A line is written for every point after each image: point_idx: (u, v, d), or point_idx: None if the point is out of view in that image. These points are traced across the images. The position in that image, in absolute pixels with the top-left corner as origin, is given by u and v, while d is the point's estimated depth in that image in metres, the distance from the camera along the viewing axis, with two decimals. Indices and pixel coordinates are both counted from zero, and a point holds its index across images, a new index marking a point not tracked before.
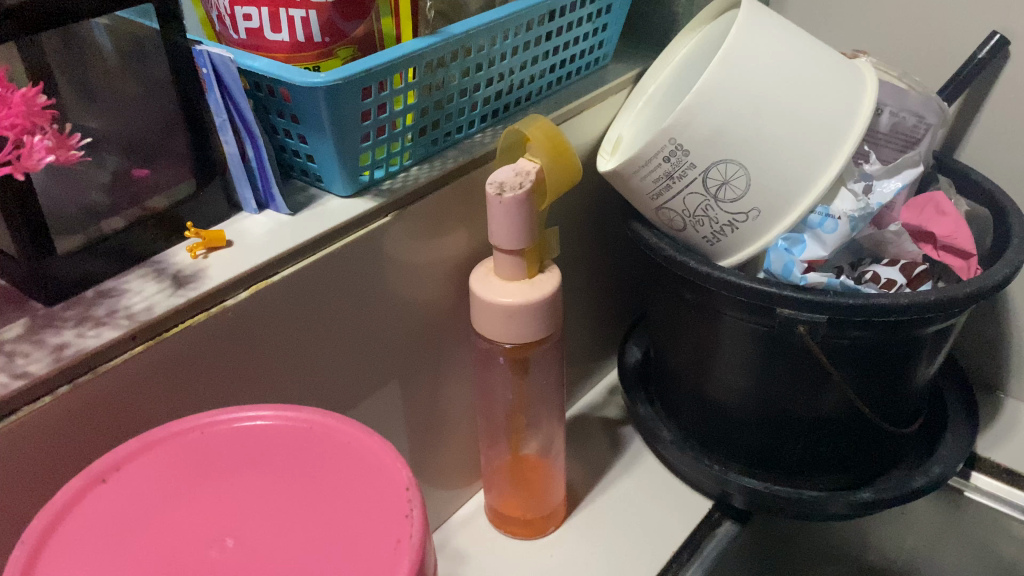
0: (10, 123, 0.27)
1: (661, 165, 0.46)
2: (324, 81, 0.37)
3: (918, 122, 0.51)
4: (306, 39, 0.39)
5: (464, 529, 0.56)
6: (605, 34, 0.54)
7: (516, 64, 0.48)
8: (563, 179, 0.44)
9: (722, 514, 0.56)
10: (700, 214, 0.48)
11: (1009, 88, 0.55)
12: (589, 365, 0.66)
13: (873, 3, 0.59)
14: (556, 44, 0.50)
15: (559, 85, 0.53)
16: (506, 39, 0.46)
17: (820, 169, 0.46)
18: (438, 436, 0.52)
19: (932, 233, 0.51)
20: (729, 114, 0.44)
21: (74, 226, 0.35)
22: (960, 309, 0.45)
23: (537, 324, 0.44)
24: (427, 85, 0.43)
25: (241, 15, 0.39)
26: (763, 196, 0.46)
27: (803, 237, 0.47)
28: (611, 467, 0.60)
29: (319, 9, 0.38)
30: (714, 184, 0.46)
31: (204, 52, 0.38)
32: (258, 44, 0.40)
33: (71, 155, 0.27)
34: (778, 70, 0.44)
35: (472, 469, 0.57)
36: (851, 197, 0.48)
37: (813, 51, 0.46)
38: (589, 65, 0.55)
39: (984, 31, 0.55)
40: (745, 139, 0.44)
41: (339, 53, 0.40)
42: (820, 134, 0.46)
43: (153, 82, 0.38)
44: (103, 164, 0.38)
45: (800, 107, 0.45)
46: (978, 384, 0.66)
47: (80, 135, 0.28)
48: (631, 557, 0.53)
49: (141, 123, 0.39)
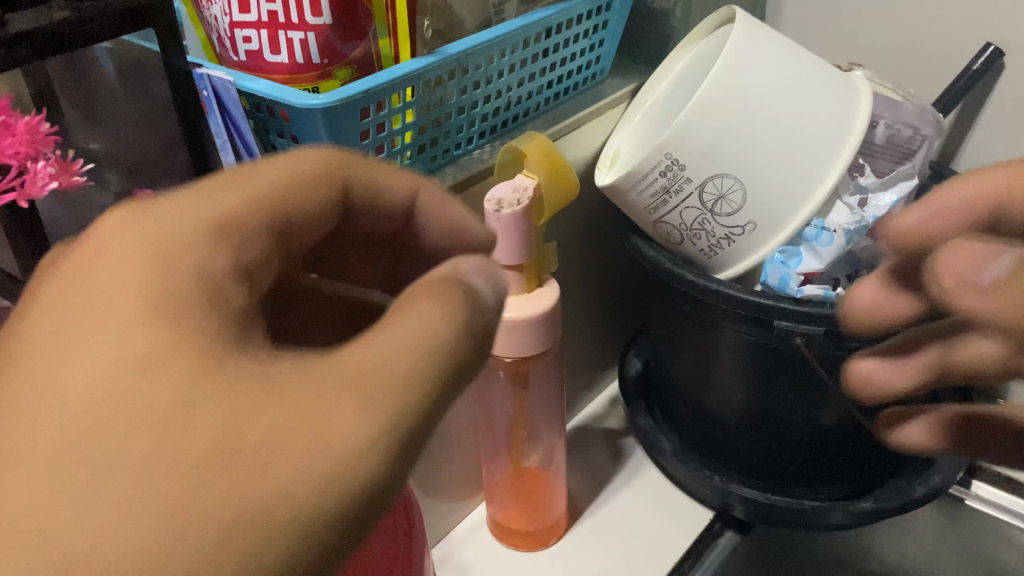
0: (14, 151, 0.27)
1: (657, 179, 0.46)
2: (322, 103, 0.37)
3: (913, 133, 0.51)
4: (305, 61, 0.39)
5: (466, 542, 0.56)
6: (602, 50, 0.55)
7: (514, 81, 0.48)
8: (559, 195, 0.45)
9: (724, 525, 0.56)
10: (697, 228, 0.48)
11: (1004, 100, 0.55)
12: (589, 377, 0.66)
13: (868, 16, 0.59)
14: (553, 60, 0.50)
15: (557, 101, 0.54)
16: (503, 57, 0.46)
17: (815, 182, 0.47)
18: (439, 450, 0.52)
19: None
20: (725, 129, 0.44)
21: None
22: None
23: (536, 338, 0.45)
24: (426, 104, 0.43)
25: (241, 37, 0.39)
26: (759, 210, 0.46)
27: (799, 250, 0.49)
28: (613, 479, 0.61)
29: (317, 31, 0.38)
30: (710, 198, 0.46)
31: (204, 76, 0.39)
32: (258, 65, 0.40)
33: (74, 180, 0.28)
34: (772, 86, 0.45)
35: (476, 483, 0.57)
36: (845, 211, 0.49)
37: (808, 66, 0.47)
38: (586, 80, 0.56)
39: (979, 43, 0.55)
40: (740, 154, 0.45)
41: (337, 74, 0.41)
42: (814, 147, 0.46)
43: (155, 103, 0.39)
44: (106, 185, 0.39)
45: (794, 121, 0.45)
46: None
47: (81, 161, 0.29)
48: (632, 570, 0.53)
49: (145, 144, 0.40)
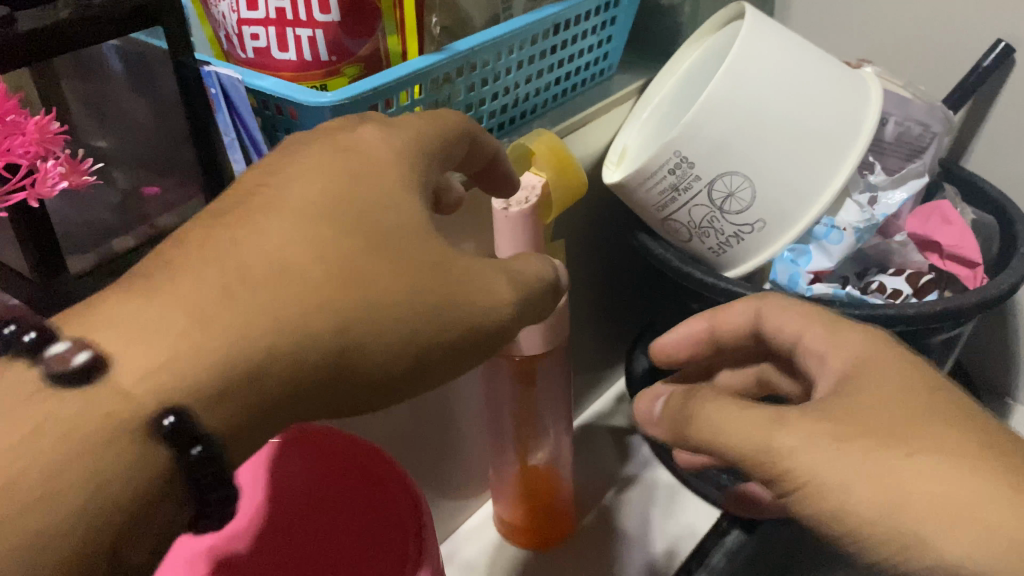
0: (24, 150, 0.27)
1: (666, 177, 0.46)
2: (330, 100, 0.37)
3: (924, 130, 0.51)
4: (312, 58, 0.39)
5: (473, 539, 0.56)
6: (609, 46, 0.54)
7: (521, 78, 0.48)
8: (570, 188, 0.44)
9: (731, 523, 0.55)
10: (705, 225, 0.48)
11: (1014, 96, 0.55)
12: (596, 374, 0.66)
13: (878, 13, 0.59)
14: (561, 57, 0.50)
15: (565, 97, 0.53)
16: (511, 53, 0.46)
17: (823, 181, 0.47)
18: (446, 448, 0.52)
19: (938, 242, 0.51)
20: (734, 127, 0.44)
21: (86, 246, 0.36)
22: (966, 317, 0.46)
23: (544, 336, 0.45)
24: (433, 102, 0.43)
25: (249, 35, 0.39)
26: (768, 208, 0.46)
27: (808, 249, 0.48)
28: (620, 477, 0.61)
29: (325, 29, 0.38)
30: (719, 196, 0.46)
31: (212, 73, 0.38)
32: (266, 62, 0.40)
33: (83, 179, 0.28)
34: (782, 84, 0.44)
35: (483, 480, 0.57)
36: (855, 208, 0.49)
37: (817, 64, 0.46)
38: (594, 77, 0.55)
39: (989, 39, 0.55)
40: (749, 152, 0.44)
41: (345, 70, 0.40)
42: (823, 145, 0.46)
43: (164, 100, 0.39)
44: (114, 184, 0.39)
45: (804, 119, 0.45)
46: (986, 390, 0.65)
47: (91, 160, 0.29)
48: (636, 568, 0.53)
49: (151, 143, 0.40)
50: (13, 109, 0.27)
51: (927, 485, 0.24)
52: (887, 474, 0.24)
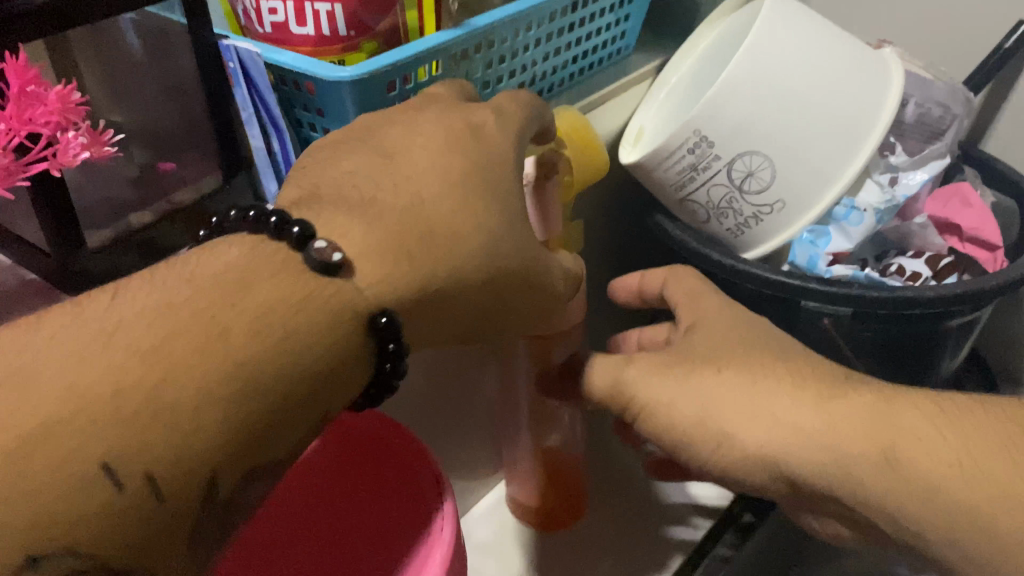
0: (45, 120, 0.27)
1: (685, 157, 0.46)
2: (351, 76, 0.36)
3: (944, 113, 0.50)
4: (331, 33, 0.38)
5: (485, 521, 0.56)
6: (627, 25, 0.54)
7: (539, 56, 0.48)
8: (591, 165, 0.44)
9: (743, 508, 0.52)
10: (724, 206, 0.47)
11: None
12: None
13: None
14: (579, 35, 0.50)
15: (581, 77, 0.53)
16: (529, 30, 0.45)
17: (843, 162, 0.46)
18: (460, 429, 0.52)
19: (958, 226, 0.50)
20: (754, 106, 0.43)
21: (103, 221, 0.36)
22: (985, 300, 0.46)
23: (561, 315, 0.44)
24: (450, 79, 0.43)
25: (267, 9, 0.39)
26: (787, 189, 0.46)
27: (828, 230, 0.48)
28: (632, 461, 0.60)
29: (344, 3, 0.38)
30: (738, 176, 0.46)
31: (230, 47, 0.37)
32: (284, 37, 0.39)
33: (104, 151, 0.28)
34: (804, 64, 0.44)
35: (495, 462, 0.56)
36: (877, 189, 0.48)
37: (839, 43, 0.46)
38: (611, 56, 0.55)
39: (1012, 21, 0.54)
40: (769, 131, 0.44)
41: (363, 46, 0.40)
42: (843, 126, 0.45)
43: (179, 76, 0.39)
44: (132, 159, 0.39)
45: (825, 98, 0.44)
46: (1003, 378, 0.65)
47: (112, 131, 0.29)
48: (645, 551, 0.53)
49: (169, 119, 0.40)
50: (34, 79, 0.26)
51: (726, 390, 0.35)
52: (694, 387, 0.35)
